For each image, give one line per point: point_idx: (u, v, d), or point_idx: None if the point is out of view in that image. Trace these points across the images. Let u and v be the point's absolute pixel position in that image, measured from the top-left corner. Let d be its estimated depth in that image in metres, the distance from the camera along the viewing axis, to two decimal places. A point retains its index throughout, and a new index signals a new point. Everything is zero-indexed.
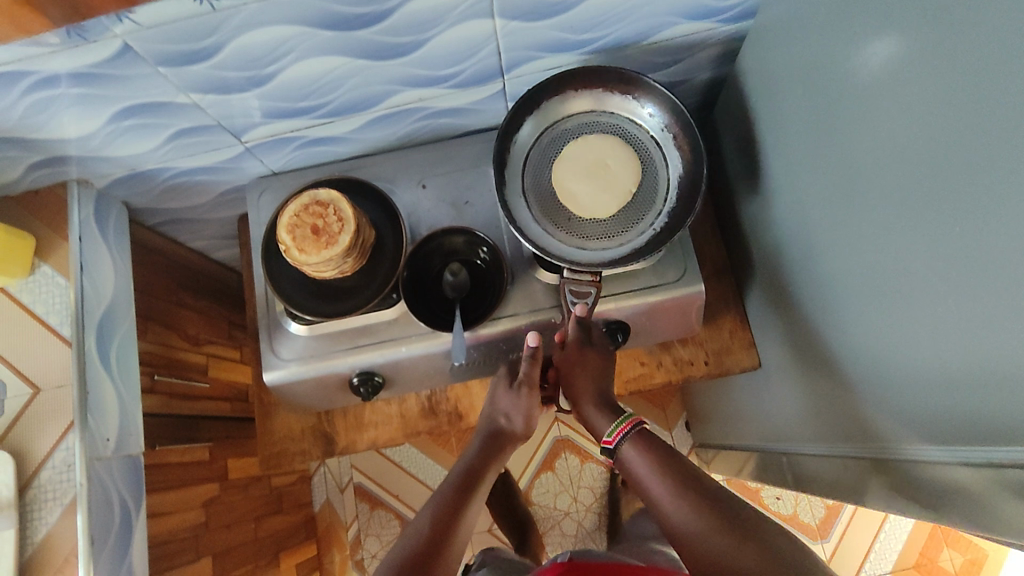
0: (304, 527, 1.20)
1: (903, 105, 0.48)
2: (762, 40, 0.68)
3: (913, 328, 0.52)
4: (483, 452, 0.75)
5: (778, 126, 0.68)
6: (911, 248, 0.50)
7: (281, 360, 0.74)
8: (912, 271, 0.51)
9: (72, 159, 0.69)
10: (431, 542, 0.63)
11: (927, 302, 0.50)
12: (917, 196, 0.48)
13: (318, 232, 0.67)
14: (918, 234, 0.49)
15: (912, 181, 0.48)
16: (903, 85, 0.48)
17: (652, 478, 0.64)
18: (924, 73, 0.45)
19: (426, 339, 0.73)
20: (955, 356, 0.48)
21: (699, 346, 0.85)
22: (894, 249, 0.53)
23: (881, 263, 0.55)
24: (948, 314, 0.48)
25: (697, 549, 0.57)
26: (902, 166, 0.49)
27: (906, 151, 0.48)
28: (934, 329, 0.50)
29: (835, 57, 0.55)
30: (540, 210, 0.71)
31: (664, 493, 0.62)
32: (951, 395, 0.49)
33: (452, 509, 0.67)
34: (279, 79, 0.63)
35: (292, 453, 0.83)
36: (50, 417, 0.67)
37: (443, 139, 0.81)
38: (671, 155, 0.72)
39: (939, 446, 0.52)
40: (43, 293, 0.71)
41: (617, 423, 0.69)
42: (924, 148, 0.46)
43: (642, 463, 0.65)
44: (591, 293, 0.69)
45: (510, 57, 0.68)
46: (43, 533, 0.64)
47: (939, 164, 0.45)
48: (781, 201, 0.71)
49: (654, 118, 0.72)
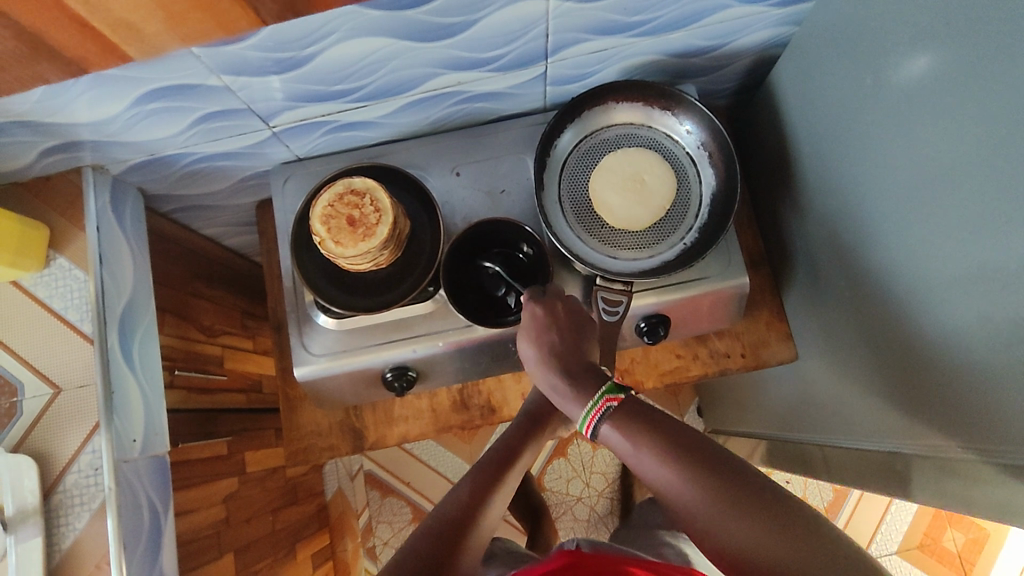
0: (319, 515, 1.18)
1: (979, 106, 0.46)
2: (818, 26, 0.65)
3: (970, 335, 0.51)
4: (519, 433, 0.73)
5: (827, 117, 0.66)
6: (976, 252, 0.49)
7: (312, 355, 0.72)
8: (975, 275, 0.49)
9: (87, 145, 0.65)
10: (454, 517, 0.60)
11: (992, 309, 0.48)
12: (984, 199, 0.47)
13: (355, 223, 0.64)
14: (986, 238, 0.47)
15: (980, 183, 0.47)
16: (979, 83, 0.46)
17: (637, 454, 0.56)
18: (1003, 75, 0.43)
19: (463, 334, 0.71)
20: (1016, 366, 0.47)
21: (736, 339, 0.83)
22: (952, 249, 0.51)
23: (935, 265, 0.54)
24: (1014, 323, 0.46)
25: (682, 517, 0.53)
26: (969, 167, 0.48)
27: (975, 151, 0.47)
28: (993, 336, 0.49)
29: (902, 48, 0.53)
30: (575, 219, 0.70)
31: (659, 476, 0.54)
32: (1007, 406, 0.48)
33: (480, 490, 0.64)
34: (317, 61, 0.59)
35: (320, 448, 0.80)
36: (74, 418, 0.64)
37: (476, 124, 0.78)
38: (706, 173, 0.71)
39: (981, 455, 0.52)
40: (59, 287, 0.67)
41: (592, 403, 0.59)
42: (997, 151, 0.45)
43: (619, 435, 0.58)
44: (625, 301, 0.68)
45: (557, 40, 0.64)
46: (71, 539, 0.62)
47: (1012, 167, 0.43)
48: (825, 193, 0.69)
49: (691, 136, 0.71)
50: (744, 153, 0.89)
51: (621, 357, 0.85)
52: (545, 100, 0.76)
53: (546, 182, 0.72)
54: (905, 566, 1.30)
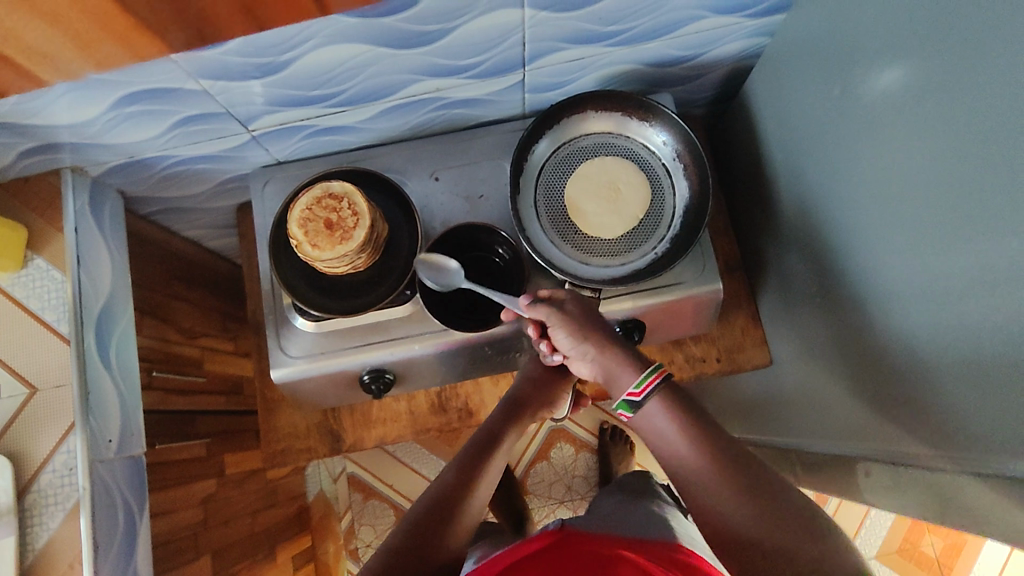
0: (300, 518, 1.18)
1: (938, 118, 0.47)
2: (789, 38, 0.66)
3: (933, 340, 0.52)
4: (504, 417, 0.71)
5: (798, 127, 0.67)
6: (936, 258, 0.50)
7: (289, 357, 0.72)
8: (936, 282, 0.50)
9: (65, 146, 0.65)
10: (440, 502, 0.60)
11: (950, 316, 0.50)
12: (945, 207, 0.48)
13: (333, 226, 0.65)
14: (948, 246, 0.48)
15: (942, 193, 0.48)
16: (936, 95, 0.47)
17: (676, 438, 0.56)
18: (960, 87, 0.44)
19: (440, 337, 0.71)
20: (977, 370, 0.48)
21: (711, 344, 0.84)
22: (916, 258, 0.53)
23: (898, 271, 0.55)
24: (973, 329, 0.47)
25: (705, 512, 0.52)
26: (932, 176, 0.49)
27: (935, 162, 0.48)
28: (953, 342, 0.50)
29: (867, 61, 0.54)
30: (550, 225, 0.71)
31: (693, 464, 0.54)
32: (967, 409, 0.49)
33: (467, 474, 0.64)
34: (295, 67, 0.59)
35: (297, 450, 0.80)
36: (49, 419, 0.64)
37: (455, 130, 0.79)
38: (680, 184, 0.72)
39: (943, 461, 0.53)
40: (36, 287, 0.66)
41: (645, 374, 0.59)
42: (956, 162, 0.46)
43: (663, 418, 0.57)
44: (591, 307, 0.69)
45: (534, 48, 0.65)
46: (44, 539, 0.62)
47: (971, 177, 0.44)
48: (797, 201, 0.71)
49: (667, 147, 0.72)
50: (721, 162, 0.91)
51: None
52: (524, 107, 0.77)
53: (522, 188, 0.73)
54: (883, 571, 1.32)
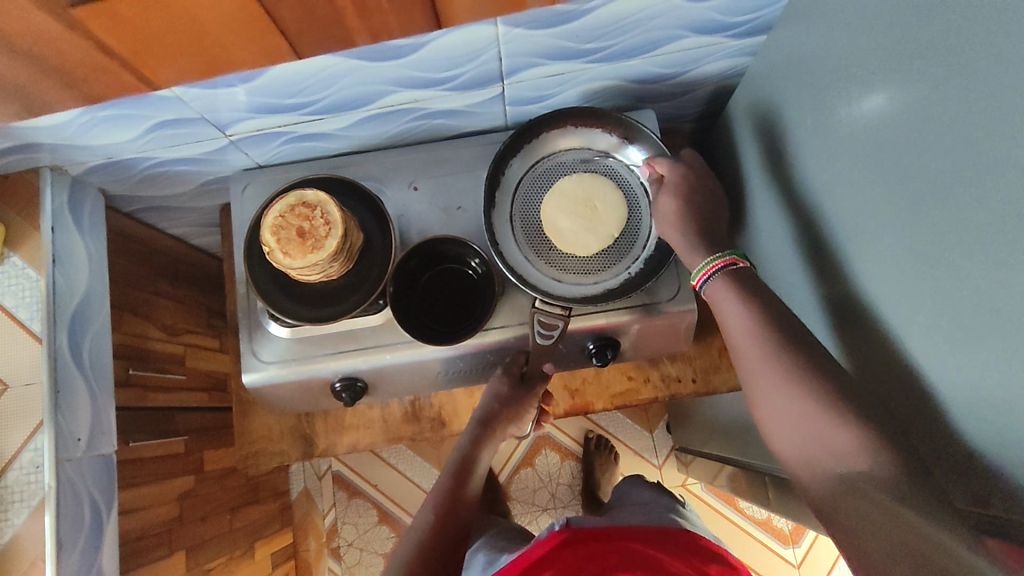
0: (281, 515, 1.19)
1: (908, 154, 0.46)
2: (769, 60, 0.65)
3: (893, 377, 0.51)
4: (476, 439, 0.74)
5: (778, 149, 0.66)
6: (901, 296, 0.49)
7: (262, 362, 0.72)
8: (900, 320, 0.49)
9: (44, 147, 0.66)
10: (429, 543, 0.65)
11: (910, 355, 0.49)
12: (912, 246, 0.47)
13: (304, 235, 0.65)
14: (913, 286, 0.47)
15: (910, 230, 0.47)
16: (905, 131, 0.46)
17: (743, 327, 0.55)
18: (929, 125, 0.43)
19: (412, 348, 0.71)
20: (933, 411, 0.47)
21: (688, 363, 0.83)
22: (881, 295, 0.51)
23: (865, 305, 0.54)
24: (932, 372, 0.46)
25: (773, 400, 0.52)
26: (901, 213, 0.47)
27: (904, 199, 0.47)
28: (912, 381, 0.49)
29: (842, 89, 0.53)
30: (525, 240, 0.71)
31: (761, 354, 0.54)
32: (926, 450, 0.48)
33: (448, 509, 0.68)
34: (268, 76, 0.59)
35: (270, 453, 0.81)
36: (18, 415, 0.65)
37: (436, 139, 0.78)
38: None
39: None
40: (11, 284, 0.67)
41: (705, 263, 0.60)
42: (923, 201, 0.45)
43: (731, 302, 0.57)
44: (560, 325, 0.67)
45: (511, 63, 0.64)
46: (10, 534, 0.63)
47: (938, 218, 0.43)
48: (774, 224, 0.70)
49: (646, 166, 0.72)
50: None
51: (575, 376, 0.85)
52: (506, 119, 0.77)
53: (498, 202, 0.73)
54: None
